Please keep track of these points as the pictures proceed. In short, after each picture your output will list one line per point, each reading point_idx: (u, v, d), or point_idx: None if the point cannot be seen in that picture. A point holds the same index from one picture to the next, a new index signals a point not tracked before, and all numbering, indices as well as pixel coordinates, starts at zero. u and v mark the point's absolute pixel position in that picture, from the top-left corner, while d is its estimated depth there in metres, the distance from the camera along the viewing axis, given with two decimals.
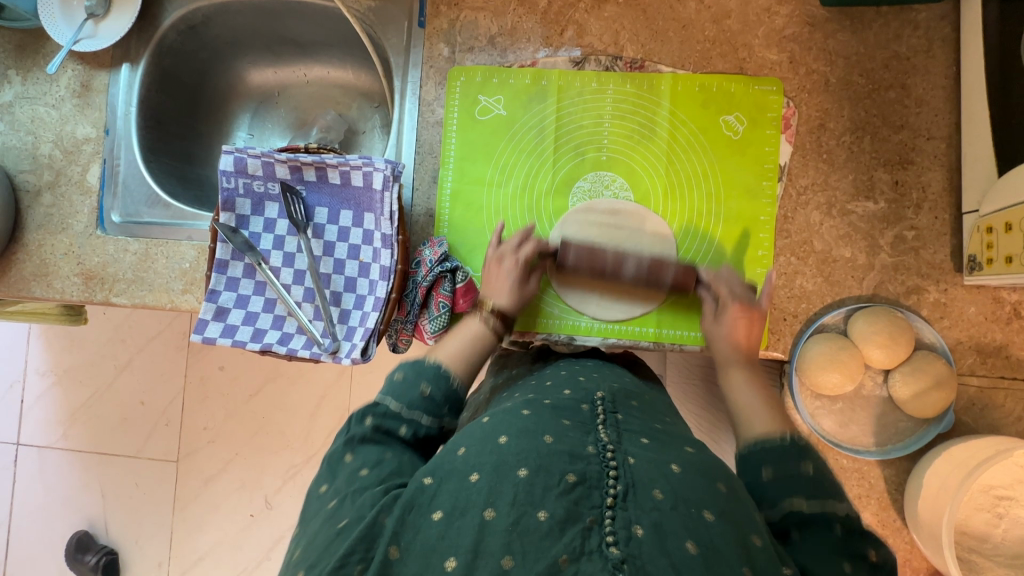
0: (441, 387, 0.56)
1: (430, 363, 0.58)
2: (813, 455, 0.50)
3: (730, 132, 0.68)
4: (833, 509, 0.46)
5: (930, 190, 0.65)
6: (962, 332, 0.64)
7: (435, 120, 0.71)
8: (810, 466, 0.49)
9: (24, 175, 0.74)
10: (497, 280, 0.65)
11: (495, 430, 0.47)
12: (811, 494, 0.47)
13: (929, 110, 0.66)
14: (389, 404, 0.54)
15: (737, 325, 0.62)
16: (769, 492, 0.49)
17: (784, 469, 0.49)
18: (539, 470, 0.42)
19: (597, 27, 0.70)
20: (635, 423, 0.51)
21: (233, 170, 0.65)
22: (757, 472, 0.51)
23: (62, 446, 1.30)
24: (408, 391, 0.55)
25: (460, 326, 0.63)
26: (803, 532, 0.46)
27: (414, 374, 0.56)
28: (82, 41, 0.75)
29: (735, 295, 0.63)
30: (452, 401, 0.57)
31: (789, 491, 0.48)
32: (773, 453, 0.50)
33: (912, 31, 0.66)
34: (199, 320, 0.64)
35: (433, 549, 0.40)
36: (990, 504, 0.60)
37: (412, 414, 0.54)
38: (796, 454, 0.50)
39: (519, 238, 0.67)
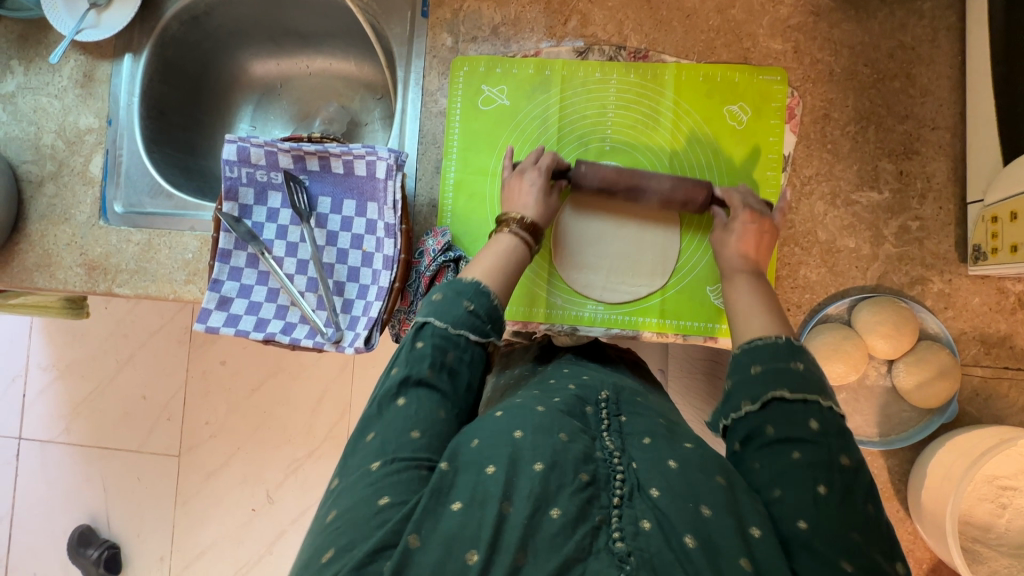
0: (484, 305, 0.56)
1: (467, 282, 0.57)
2: (806, 358, 0.51)
3: (735, 122, 0.68)
4: (815, 403, 0.48)
5: (935, 179, 0.65)
6: (966, 323, 0.64)
7: (438, 110, 0.71)
8: (801, 365, 0.50)
9: (26, 165, 0.74)
10: (521, 194, 0.64)
11: (511, 424, 0.46)
12: (795, 386, 0.49)
13: (934, 100, 0.65)
14: (435, 324, 0.54)
15: (748, 233, 0.62)
16: (754, 385, 0.50)
17: (773, 364, 0.50)
18: (554, 466, 0.42)
19: (601, 17, 0.70)
20: (639, 424, 0.50)
21: (237, 159, 0.65)
22: (746, 368, 0.52)
23: (64, 440, 1.30)
24: (453, 309, 0.55)
25: (491, 242, 0.62)
26: (780, 427, 0.47)
27: (453, 293, 0.56)
28: (85, 31, 0.75)
29: (748, 203, 0.63)
30: (494, 318, 0.57)
31: (775, 384, 0.49)
32: (766, 352, 0.51)
33: (917, 20, 0.66)
34: (202, 310, 0.64)
35: (453, 538, 0.39)
36: (994, 494, 0.60)
37: (458, 332, 0.54)
38: (787, 353, 0.51)
39: (535, 155, 0.66)
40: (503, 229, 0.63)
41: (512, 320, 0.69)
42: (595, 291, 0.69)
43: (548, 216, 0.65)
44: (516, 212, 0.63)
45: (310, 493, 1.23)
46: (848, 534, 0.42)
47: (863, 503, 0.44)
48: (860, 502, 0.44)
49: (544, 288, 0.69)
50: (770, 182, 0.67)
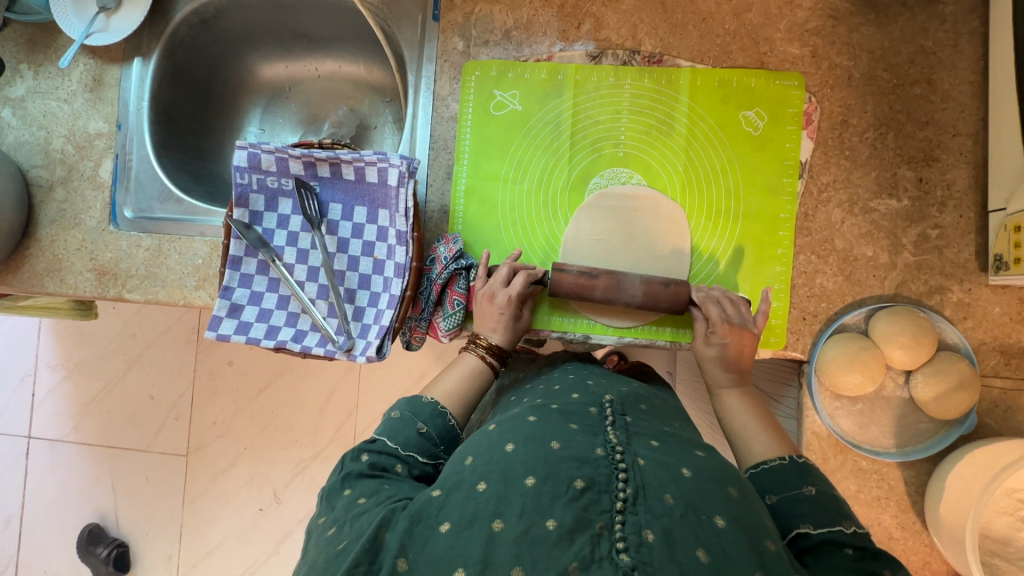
0: (438, 425, 0.56)
1: (426, 402, 0.58)
2: (817, 478, 0.50)
3: (750, 128, 0.67)
4: (840, 530, 0.47)
5: (955, 187, 0.64)
6: (986, 333, 0.63)
7: (449, 115, 0.71)
8: (813, 490, 0.49)
9: (36, 170, 0.74)
10: (491, 318, 0.63)
11: (502, 439, 0.47)
12: (817, 518, 0.48)
13: (956, 106, 0.64)
14: (385, 442, 0.54)
15: (728, 351, 0.60)
16: (775, 519, 0.49)
17: (788, 492, 0.50)
18: (546, 479, 0.42)
19: (615, 21, 0.69)
20: (643, 427, 0.51)
21: (247, 166, 0.65)
22: (763, 500, 0.51)
23: (73, 440, 1.31)
24: (404, 429, 0.55)
25: (456, 362, 0.62)
26: (817, 558, 0.46)
27: (410, 413, 0.56)
28: (94, 35, 0.74)
29: (726, 319, 0.61)
30: (447, 437, 0.57)
31: (795, 515, 0.48)
32: (776, 477, 0.51)
33: (939, 25, 0.65)
34: (213, 317, 0.64)
35: (441, 559, 0.39)
36: (1013, 507, 0.59)
37: (408, 453, 0.53)
38: (797, 475, 0.51)
39: (507, 273, 0.64)
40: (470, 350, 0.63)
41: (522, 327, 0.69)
42: (603, 310, 0.68)
43: (516, 336, 0.65)
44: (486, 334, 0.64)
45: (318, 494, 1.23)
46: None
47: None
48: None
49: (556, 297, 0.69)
50: (779, 259, 0.66)
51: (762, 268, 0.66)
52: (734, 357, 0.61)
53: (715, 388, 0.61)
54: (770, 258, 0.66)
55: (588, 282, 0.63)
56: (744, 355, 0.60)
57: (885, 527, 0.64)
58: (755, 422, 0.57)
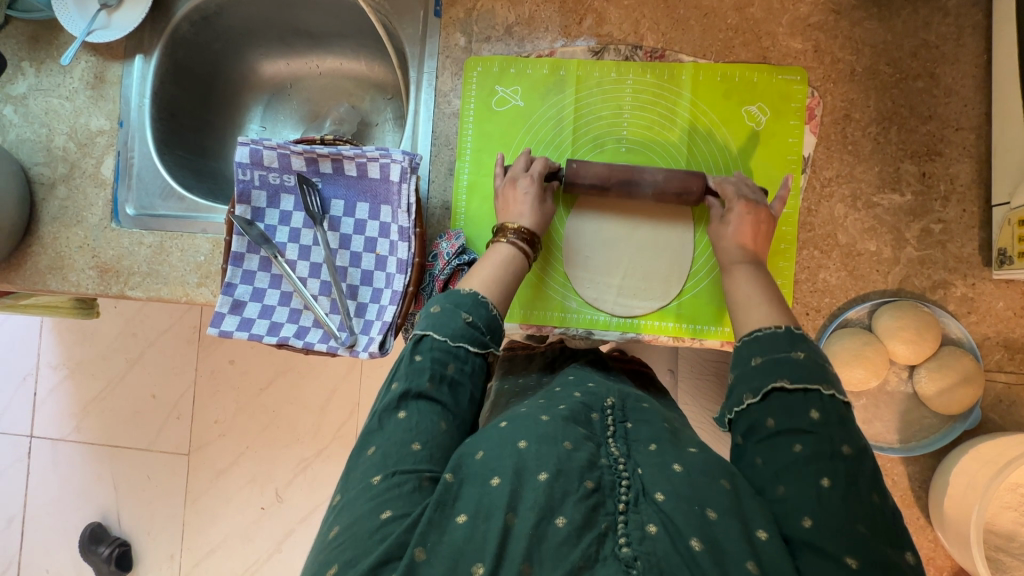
0: (482, 315, 0.56)
1: (466, 294, 0.57)
2: (807, 346, 0.51)
3: (753, 123, 0.67)
4: (815, 392, 0.48)
5: (958, 182, 0.64)
6: (989, 328, 0.63)
7: (451, 111, 0.71)
8: (802, 354, 0.50)
9: (38, 168, 0.74)
10: (515, 203, 0.64)
11: (514, 435, 0.46)
12: (796, 377, 0.48)
13: (959, 100, 0.64)
14: (434, 337, 0.54)
15: (744, 223, 0.61)
16: (755, 377, 0.50)
17: (773, 354, 0.50)
18: (559, 474, 0.41)
19: (617, 16, 0.69)
20: (644, 431, 0.49)
21: (249, 162, 0.65)
22: (746, 361, 0.51)
23: (75, 439, 1.31)
24: (451, 322, 0.54)
25: (489, 253, 0.62)
26: (781, 419, 0.47)
27: (452, 306, 0.55)
28: (96, 32, 0.74)
29: (741, 193, 0.62)
30: (493, 328, 0.56)
31: (774, 374, 0.49)
32: (766, 343, 0.51)
33: (942, 19, 0.65)
34: (215, 314, 0.64)
35: (459, 552, 0.39)
36: (1017, 501, 0.59)
37: (457, 343, 0.53)
38: (788, 342, 0.51)
39: (526, 159, 0.66)
40: (501, 238, 0.62)
41: (524, 324, 0.69)
42: (606, 303, 0.68)
43: (545, 223, 0.65)
44: (514, 220, 0.63)
45: (319, 493, 1.23)
46: (856, 529, 0.42)
47: (869, 495, 0.43)
48: (867, 492, 0.43)
49: (558, 292, 0.69)
50: (783, 255, 0.66)
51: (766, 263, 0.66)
52: (749, 242, 0.61)
53: (729, 265, 0.61)
54: (776, 254, 0.66)
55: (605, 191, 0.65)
56: (761, 230, 0.61)
57: None
58: (758, 298, 0.56)
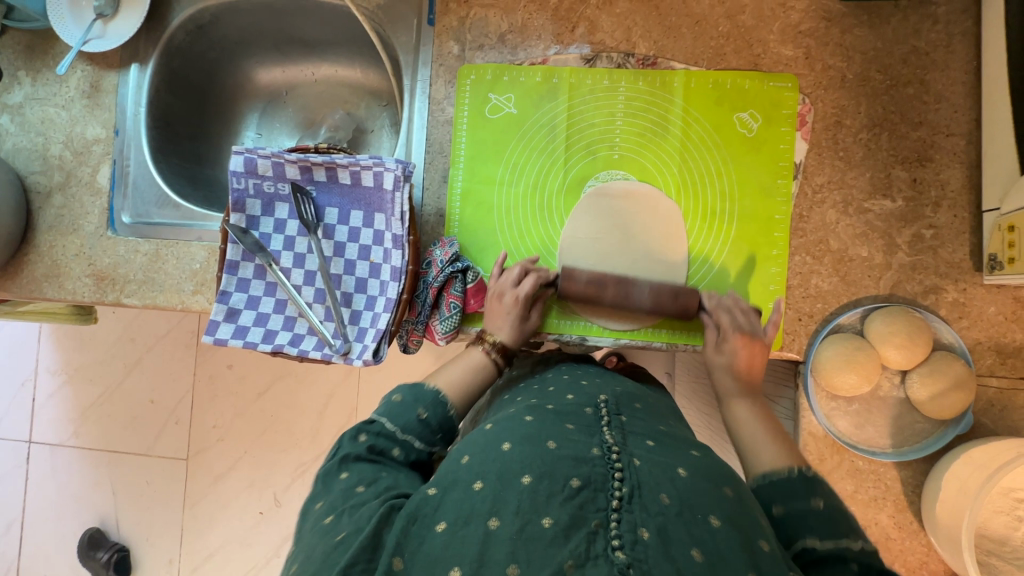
0: (437, 414, 0.56)
1: (428, 389, 0.58)
2: (824, 490, 0.48)
3: (745, 130, 0.68)
4: (847, 547, 0.45)
5: (949, 187, 0.64)
6: (981, 333, 0.63)
7: (445, 119, 0.71)
8: (822, 503, 0.47)
9: (35, 177, 0.74)
10: (499, 316, 0.65)
11: (500, 437, 0.48)
12: (823, 530, 0.46)
13: (949, 107, 0.64)
14: (384, 423, 0.54)
15: (738, 354, 0.62)
16: (778, 529, 0.47)
17: (795, 504, 0.47)
18: (543, 477, 0.42)
19: (609, 24, 0.69)
20: (637, 426, 0.51)
21: (243, 171, 0.65)
22: (767, 509, 0.49)
23: (74, 444, 1.31)
24: (405, 414, 0.55)
25: (462, 355, 0.63)
26: (818, 572, 0.45)
27: (412, 398, 0.57)
28: (91, 41, 0.75)
29: (734, 325, 0.63)
30: (445, 428, 0.57)
31: (801, 529, 0.46)
32: (784, 489, 0.49)
33: (931, 25, 0.65)
34: (210, 322, 0.64)
35: (437, 559, 0.39)
36: (1009, 506, 0.60)
37: (406, 437, 0.54)
38: (805, 488, 0.48)
39: (518, 273, 0.66)
40: (478, 344, 0.64)
41: None
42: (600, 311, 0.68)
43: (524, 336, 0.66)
44: (493, 332, 0.64)
45: None
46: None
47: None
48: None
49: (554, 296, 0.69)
50: (775, 260, 0.66)
51: (758, 268, 0.67)
52: (748, 371, 0.61)
53: (727, 396, 0.61)
54: (767, 258, 0.66)
55: (598, 287, 0.65)
56: (755, 358, 0.62)
57: (882, 527, 0.64)
58: (766, 434, 0.55)
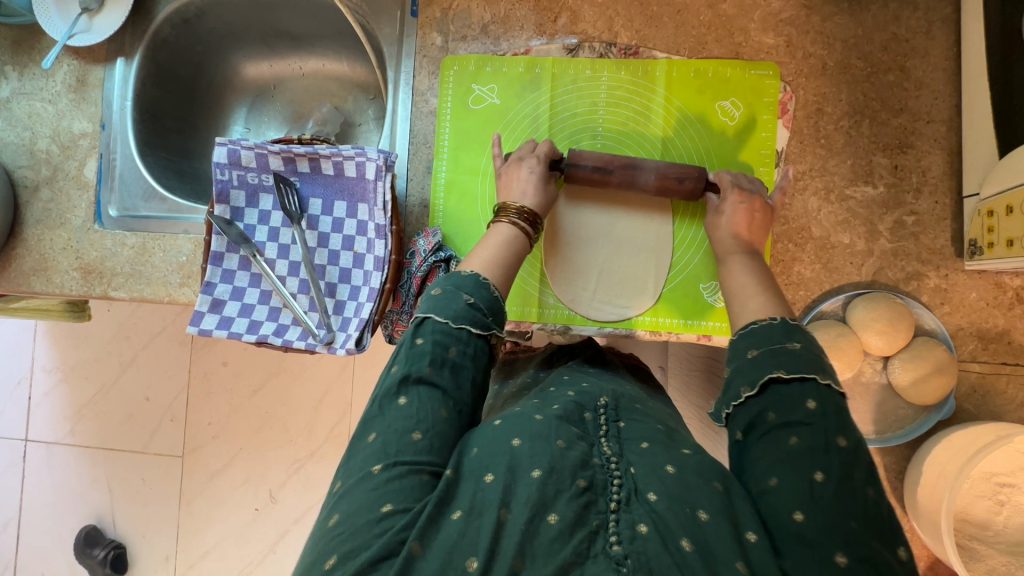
0: (483, 297, 0.55)
1: (467, 275, 0.56)
2: (803, 336, 0.50)
3: (727, 118, 0.68)
4: (811, 381, 0.47)
5: (930, 174, 0.64)
6: (963, 318, 0.64)
7: (429, 110, 0.71)
8: (797, 344, 0.49)
9: (22, 171, 0.75)
10: (518, 182, 0.64)
11: (509, 431, 0.46)
12: (791, 368, 0.48)
13: (929, 93, 0.65)
14: (435, 319, 0.53)
15: (738, 212, 0.62)
16: (751, 369, 0.49)
17: (769, 346, 0.50)
18: (552, 472, 0.42)
19: (591, 14, 0.69)
20: (638, 430, 0.49)
21: (227, 162, 0.65)
22: (742, 354, 0.51)
23: (70, 442, 1.31)
24: (453, 303, 0.53)
25: (490, 234, 0.61)
26: (780, 411, 0.46)
27: (454, 287, 0.55)
28: (77, 36, 0.75)
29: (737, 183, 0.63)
30: (495, 309, 0.55)
31: (770, 365, 0.48)
32: (761, 335, 0.51)
33: (911, 13, 0.65)
34: (194, 313, 0.64)
35: (455, 545, 0.39)
36: (991, 491, 0.60)
37: (460, 325, 0.52)
38: (782, 333, 0.50)
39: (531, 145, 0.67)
40: (502, 219, 0.62)
41: (505, 320, 0.69)
42: (581, 303, 0.68)
43: (548, 203, 0.64)
44: (515, 200, 0.63)
45: (313, 493, 1.24)
46: (847, 525, 0.41)
47: (864, 487, 0.42)
48: (860, 484, 0.43)
49: (537, 289, 0.69)
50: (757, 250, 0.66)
51: None
52: (745, 229, 0.61)
53: (726, 255, 0.61)
54: None
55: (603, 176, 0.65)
56: (755, 219, 0.61)
57: None
58: (754, 289, 0.56)
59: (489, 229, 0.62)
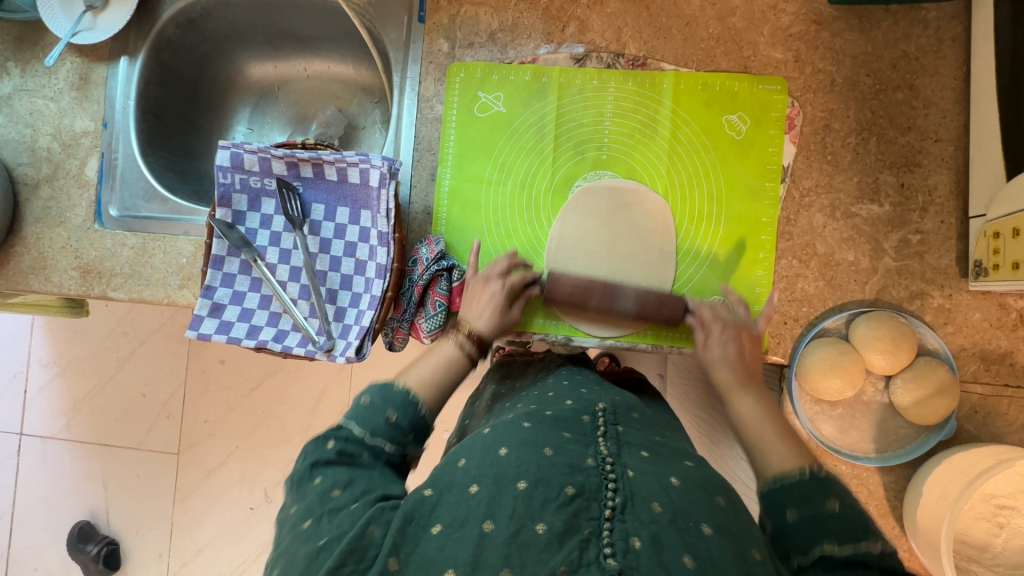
0: (408, 414, 0.52)
1: (398, 389, 0.53)
2: (839, 489, 0.46)
3: (733, 132, 0.68)
4: (868, 551, 0.43)
5: (937, 193, 0.64)
6: (966, 339, 0.63)
7: (434, 116, 0.71)
8: (836, 505, 0.45)
9: (22, 168, 0.74)
10: (479, 305, 0.63)
11: (496, 443, 0.47)
12: (845, 536, 0.44)
13: (938, 112, 0.64)
14: (351, 428, 0.50)
15: (728, 349, 0.61)
16: (796, 538, 0.45)
17: (810, 509, 0.45)
18: (538, 483, 0.42)
19: (599, 24, 0.69)
20: (635, 437, 0.50)
21: (230, 165, 0.65)
22: (780, 514, 0.46)
23: (65, 437, 1.31)
24: (373, 416, 0.51)
25: (433, 350, 0.59)
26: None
27: (381, 399, 0.52)
28: (81, 33, 0.74)
29: (717, 317, 0.63)
30: (418, 428, 0.52)
31: (818, 537, 0.44)
32: (795, 492, 0.46)
33: (922, 30, 0.65)
34: (194, 317, 0.64)
35: (431, 562, 0.39)
36: (991, 513, 0.60)
37: (374, 441, 0.50)
38: (819, 491, 0.46)
39: (505, 265, 0.66)
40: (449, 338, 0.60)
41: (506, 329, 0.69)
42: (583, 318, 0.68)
43: (502, 329, 0.63)
44: (469, 321, 0.62)
45: None
46: None
47: None
48: None
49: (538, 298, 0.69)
50: (761, 264, 0.66)
51: (744, 272, 0.67)
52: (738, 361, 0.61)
53: (729, 393, 0.59)
54: (754, 262, 0.66)
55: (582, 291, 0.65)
56: (745, 353, 0.61)
57: None
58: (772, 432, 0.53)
59: (434, 344, 0.61)
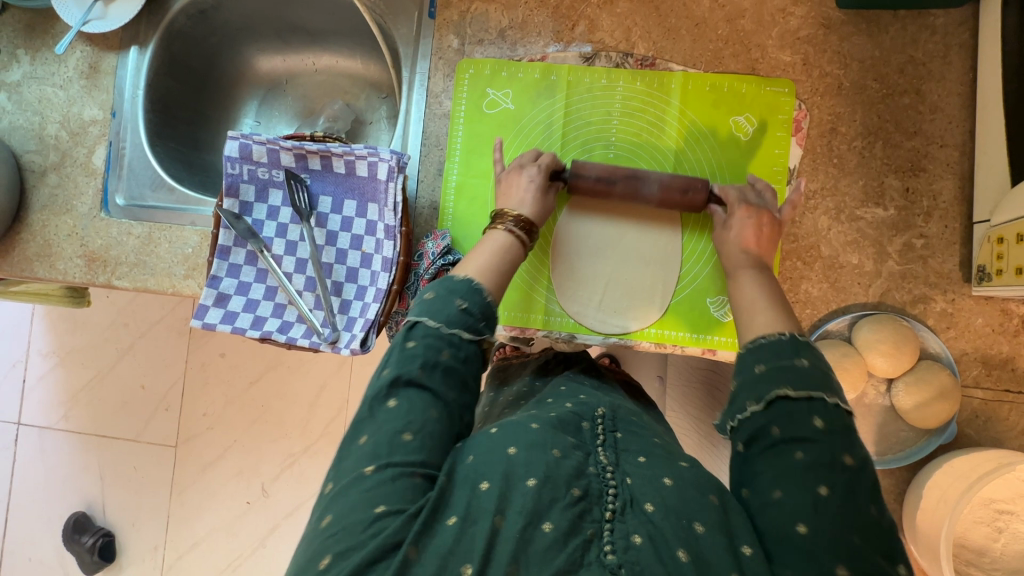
0: (477, 302, 0.53)
1: (460, 280, 0.54)
2: (811, 353, 0.48)
3: (740, 133, 0.68)
4: (820, 401, 0.45)
5: (941, 198, 0.64)
6: (968, 344, 0.64)
7: (442, 112, 0.71)
8: (805, 361, 0.48)
9: (30, 155, 0.74)
10: (517, 190, 0.63)
11: (506, 439, 0.46)
12: (799, 384, 0.46)
13: (944, 117, 0.65)
14: (426, 323, 0.51)
15: (747, 227, 0.61)
16: (758, 384, 0.48)
17: (778, 361, 0.48)
18: (546, 481, 0.42)
19: (608, 23, 0.69)
20: (634, 443, 0.50)
21: (238, 156, 0.65)
22: (749, 369, 0.49)
23: (63, 428, 1.31)
24: (445, 307, 0.52)
25: (484, 240, 0.59)
26: (786, 428, 0.45)
27: (446, 293, 0.53)
28: (92, 22, 0.75)
29: (744, 199, 0.62)
30: (489, 315, 0.53)
31: (779, 383, 0.47)
32: (768, 351, 0.49)
33: (929, 36, 0.65)
34: (199, 306, 0.64)
35: (450, 551, 0.39)
36: (990, 517, 0.60)
37: (451, 331, 0.51)
38: (792, 350, 0.48)
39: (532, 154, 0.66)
40: (498, 225, 0.60)
41: (509, 324, 0.69)
42: (588, 316, 0.68)
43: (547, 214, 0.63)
44: (513, 207, 0.62)
45: (306, 488, 1.24)
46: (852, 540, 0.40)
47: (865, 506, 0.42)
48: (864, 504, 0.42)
49: (543, 296, 0.69)
50: None
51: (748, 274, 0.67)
52: (753, 244, 0.60)
53: (736, 271, 0.59)
54: None
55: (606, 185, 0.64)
56: (763, 233, 0.60)
57: None
58: (765, 305, 0.54)
59: (485, 234, 0.61)
